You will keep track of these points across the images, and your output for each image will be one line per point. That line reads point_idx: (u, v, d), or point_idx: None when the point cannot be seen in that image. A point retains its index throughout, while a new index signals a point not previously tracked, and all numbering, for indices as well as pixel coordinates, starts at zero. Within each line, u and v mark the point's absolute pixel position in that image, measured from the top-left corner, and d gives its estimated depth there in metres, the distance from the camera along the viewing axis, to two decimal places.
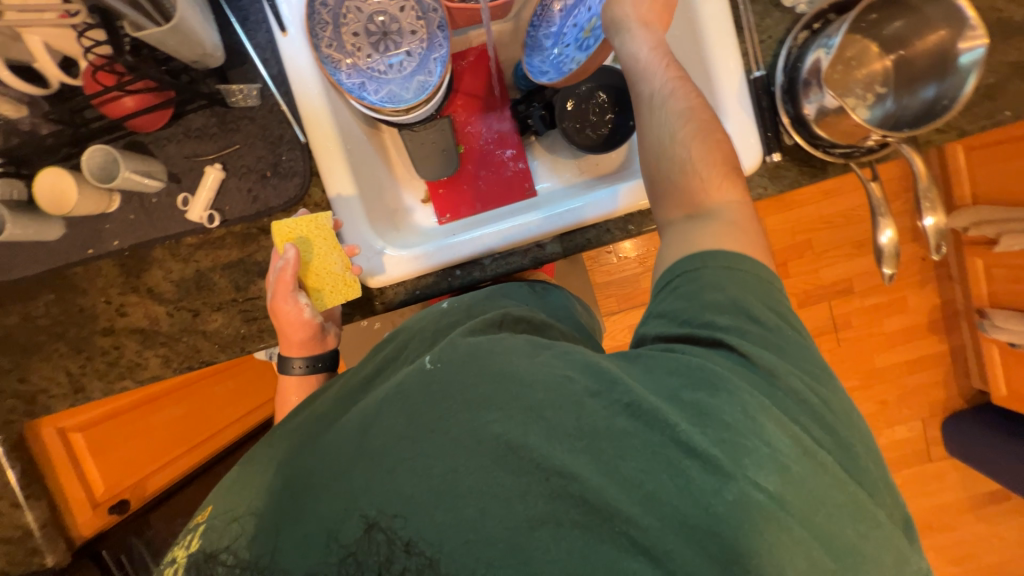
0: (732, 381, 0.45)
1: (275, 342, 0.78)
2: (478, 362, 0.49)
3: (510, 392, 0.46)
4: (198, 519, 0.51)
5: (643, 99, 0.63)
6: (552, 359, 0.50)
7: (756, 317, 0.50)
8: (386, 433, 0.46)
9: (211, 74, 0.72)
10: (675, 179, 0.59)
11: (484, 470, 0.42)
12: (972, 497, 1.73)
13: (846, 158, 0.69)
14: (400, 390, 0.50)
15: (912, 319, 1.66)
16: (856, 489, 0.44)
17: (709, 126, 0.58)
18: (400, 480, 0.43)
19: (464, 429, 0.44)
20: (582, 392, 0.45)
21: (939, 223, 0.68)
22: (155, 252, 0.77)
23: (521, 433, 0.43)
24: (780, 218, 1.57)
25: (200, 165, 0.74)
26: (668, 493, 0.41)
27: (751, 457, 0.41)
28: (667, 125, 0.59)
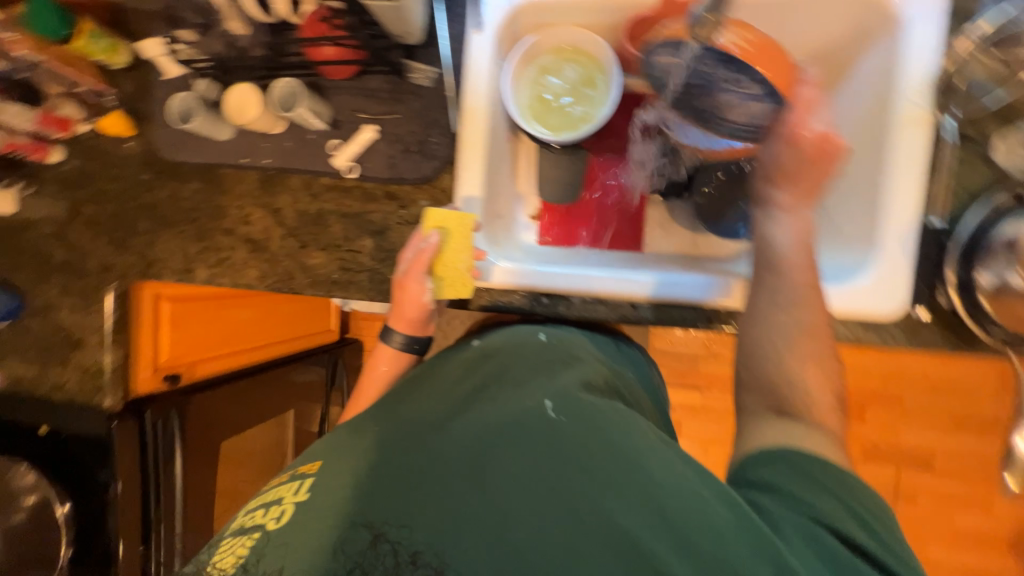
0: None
1: (357, 297, 0.83)
2: (602, 432, 0.49)
3: (640, 487, 0.45)
4: (304, 469, 0.54)
5: (772, 292, 0.59)
6: (680, 464, 0.48)
7: (883, 525, 0.45)
8: (498, 470, 0.47)
9: (400, 47, 0.78)
10: (780, 384, 0.55)
11: (602, 561, 0.42)
12: None
13: (1004, 344, 0.61)
14: (518, 425, 0.51)
15: (992, 527, 1.44)
16: None
17: (824, 354, 0.56)
18: (512, 529, 0.44)
19: (588, 507, 0.44)
20: (720, 521, 0.43)
21: None
22: (292, 180, 0.84)
23: (649, 539, 0.42)
24: (875, 359, 1.43)
25: (359, 120, 0.80)
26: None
27: None
28: (787, 334, 0.56)
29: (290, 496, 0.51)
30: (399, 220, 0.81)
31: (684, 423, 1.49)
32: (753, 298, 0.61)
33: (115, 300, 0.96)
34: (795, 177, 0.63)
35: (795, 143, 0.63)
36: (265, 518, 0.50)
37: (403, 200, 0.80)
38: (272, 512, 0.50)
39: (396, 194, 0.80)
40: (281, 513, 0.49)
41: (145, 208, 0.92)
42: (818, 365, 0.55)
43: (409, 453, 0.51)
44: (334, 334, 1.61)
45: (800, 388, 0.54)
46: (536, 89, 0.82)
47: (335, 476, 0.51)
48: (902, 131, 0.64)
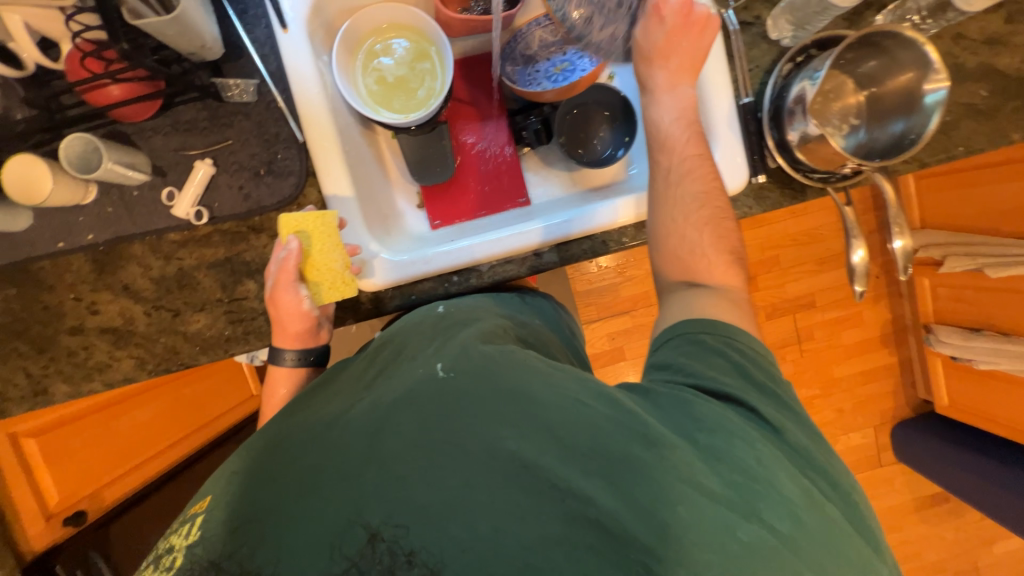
0: (741, 430, 0.49)
1: (261, 346, 0.76)
2: (493, 376, 0.52)
3: (525, 410, 0.49)
4: (196, 508, 0.52)
5: (661, 169, 0.69)
6: (568, 382, 0.52)
7: (755, 375, 0.55)
8: (396, 436, 0.48)
9: (205, 67, 0.69)
10: (685, 256, 0.66)
11: (497, 486, 0.45)
12: (916, 498, 1.89)
13: (824, 183, 0.74)
14: (411, 393, 0.52)
15: (867, 333, 1.79)
16: (857, 537, 0.46)
17: (715, 214, 0.66)
18: (412, 489, 0.45)
19: (481, 446, 0.47)
20: (599, 418, 0.48)
21: (907, 245, 0.72)
22: (133, 248, 0.73)
23: (535, 453, 0.46)
24: (751, 234, 1.67)
25: (188, 159, 0.71)
26: (687, 528, 0.42)
27: (765, 501, 0.44)
28: (681, 206, 0.66)
29: (179, 542, 0.49)
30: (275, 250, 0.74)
31: (623, 347, 1.62)
32: (652, 182, 0.70)
33: None
34: (669, 56, 0.69)
35: (648, 27, 0.69)
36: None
37: (272, 229, 0.74)
38: (164, 561, 0.48)
39: (262, 225, 0.74)
40: (174, 560, 0.47)
41: None
42: (710, 229, 0.66)
43: (296, 466, 0.50)
44: None
45: (694, 248, 0.65)
46: (372, 74, 0.81)
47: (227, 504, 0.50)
48: None
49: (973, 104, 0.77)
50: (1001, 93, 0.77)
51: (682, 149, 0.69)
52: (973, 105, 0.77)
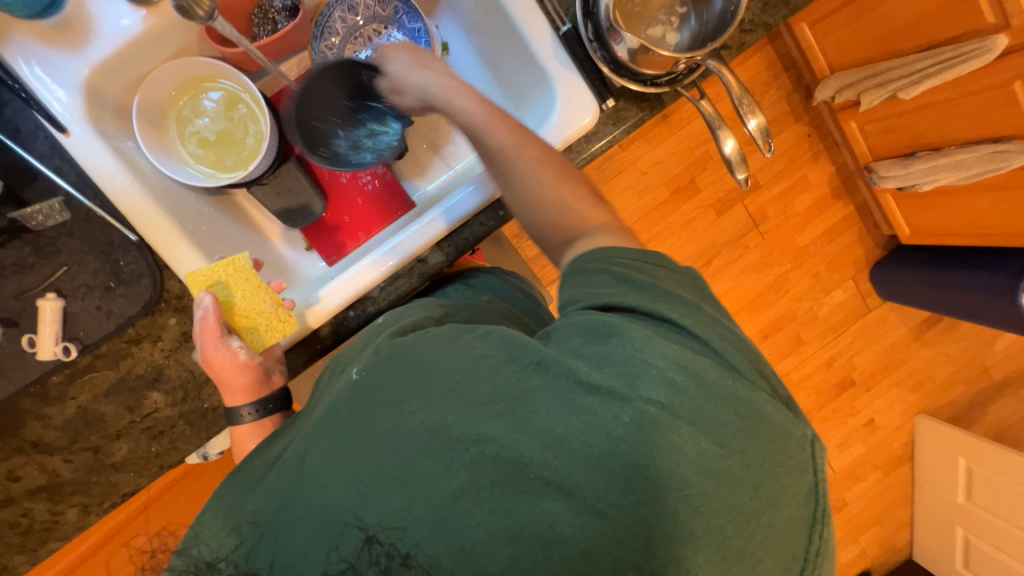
0: (618, 325, 0.48)
1: (193, 447, 0.74)
2: (400, 363, 0.51)
3: (429, 380, 0.49)
4: None
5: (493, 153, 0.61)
6: (472, 339, 0.51)
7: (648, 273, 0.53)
8: (319, 451, 0.50)
9: (3, 202, 0.64)
10: (557, 218, 0.60)
11: (409, 460, 0.46)
12: (914, 328, 1.93)
13: (672, 85, 0.70)
14: (333, 407, 0.51)
15: (818, 194, 1.78)
16: (755, 388, 0.46)
17: (567, 166, 0.62)
18: (332, 492, 0.47)
19: (392, 426, 0.48)
20: (496, 362, 0.49)
21: (762, 122, 0.70)
22: (25, 405, 0.70)
23: (440, 418, 0.47)
24: (673, 139, 1.64)
25: (33, 300, 0.67)
26: (576, 433, 0.45)
27: (645, 381, 0.45)
28: (532, 176, 0.60)
29: None
30: (164, 353, 0.71)
31: None
32: (495, 172, 0.62)
33: None
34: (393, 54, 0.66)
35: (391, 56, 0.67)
36: None
37: (152, 334, 0.71)
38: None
39: (139, 335, 0.70)
40: None
41: None
42: (567, 177, 0.61)
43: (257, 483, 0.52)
44: None
45: (564, 207, 0.61)
46: (193, 138, 0.77)
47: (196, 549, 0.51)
48: None
49: None
50: None
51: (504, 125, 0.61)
52: None
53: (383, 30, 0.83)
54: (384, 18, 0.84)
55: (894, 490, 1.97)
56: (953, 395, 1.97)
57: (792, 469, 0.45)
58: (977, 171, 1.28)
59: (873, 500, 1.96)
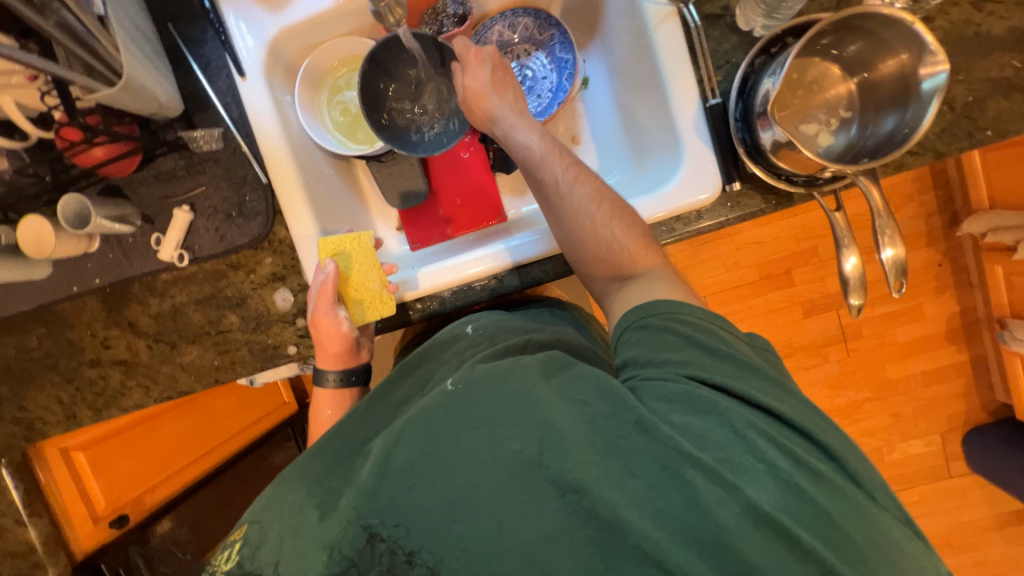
0: (718, 404, 0.49)
1: (246, 373, 0.81)
2: (497, 386, 0.52)
3: (523, 407, 0.49)
4: (233, 535, 0.55)
5: (549, 185, 0.68)
6: (568, 379, 0.52)
7: (744, 357, 0.54)
8: (404, 449, 0.50)
9: (177, 120, 0.75)
10: (605, 255, 0.66)
11: (501, 483, 0.46)
12: (998, 515, 1.65)
13: (808, 187, 0.66)
14: (424, 411, 0.52)
15: (928, 330, 1.59)
16: (865, 503, 0.47)
17: (619, 207, 0.66)
18: (418, 494, 0.48)
19: (484, 446, 0.48)
20: (597, 414, 0.49)
21: (898, 256, 0.63)
22: (134, 288, 0.81)
23: (538, 451, 0.47)
24: (782, 225, 1.53)
25: (170, 207, 0.77)
26: (682, 511, 0.44)
27: (750, 475, 0.45)
28: (585, 210, 0.66)
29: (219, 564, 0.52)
30: (253, 285, 0.79)
31: None
32: (545, 199, 0.69)
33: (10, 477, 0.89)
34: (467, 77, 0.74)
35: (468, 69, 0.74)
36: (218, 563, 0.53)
37: (249, 266, 0.78)
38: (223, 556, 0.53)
39: (239, 262, 0.78)
40: (231, 551, 0.53)
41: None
42: (619, 217, 0.66)
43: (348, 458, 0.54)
44: (290, 406, 1.53)
45: (613, 244, 0.65)
46: (338, 107, 0.84)
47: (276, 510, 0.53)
48: (658, 29, 0.68)
49: (1004, 78, 0.65)
50: None
51: (560, 163, 0.68)
52: (1005, 78, 0.65)
53: (532, 52, 0.86)
54: (536, 41, 0.87)
55: None
56: None
57: None
58: None
59: None
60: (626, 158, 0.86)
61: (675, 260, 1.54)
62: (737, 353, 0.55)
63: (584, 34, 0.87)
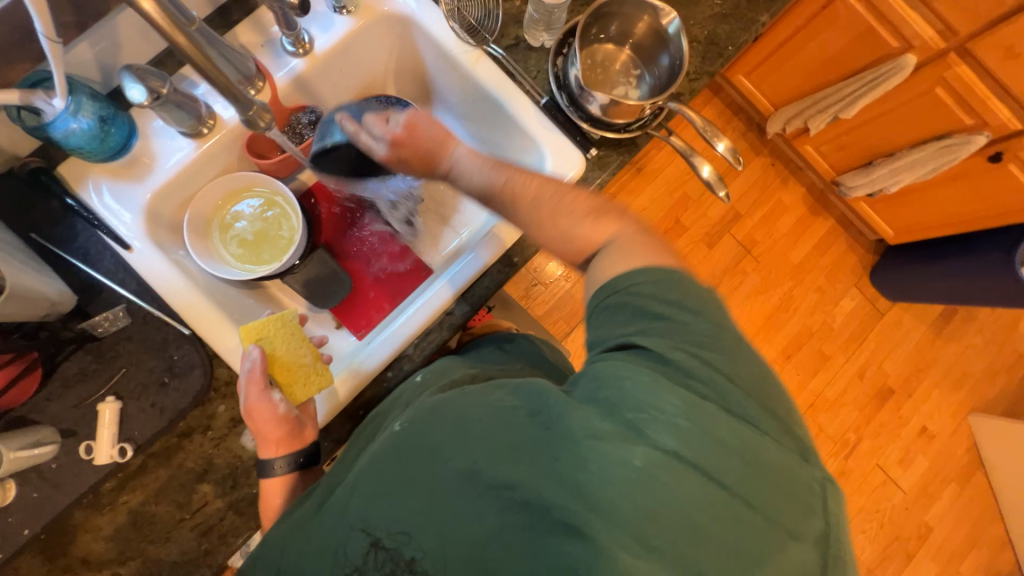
0: (625, 368, 0.49)
1: (243, 539, 0.73)
2: (439, 416, 0.54)
3: (463, 429, 0.52)
4: None
5: (517, 203, 0.61)
6: (499, 393, 0.54)
7: (662, 310, 0.51)
8: (359, 496, 0.53)
9: (70, 317, 0.71)
10: (572, 244, 0.60)
11: (444, 501, 0.49)
12: (933, 325, 1.92)
13: (642, 128, 0.82)
14: (376, 454, 0.55)
15: (795, 214, 1.90)
16: (764, 436, 0.47)
17: (588, 203, 0.61)
18: (375, 520, 0.52)
19: (427, 475, 0.51)
20: (520, 412, 0.51)
21: (728, 145, 0.78)
22: (76, 517, 0.70)
23: (475, 462, 0.49)
24: (651, 187, 1.79)
25: (92, 407, 0.70)
26: (590, 477, 0.46)
27: (652, 427, 0.46)
28: (538, 214, 0.60)
29: None
30: (214, 441, 0.73)
31: None
32: (511, 219, 0.62)
33: None
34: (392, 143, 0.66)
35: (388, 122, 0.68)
36: None
37: (201, 424, 0.73)
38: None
39: (189, 426, 0.73)
40: None
41: None
42: (577, 209, 0.60)
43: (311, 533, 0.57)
44: None
45: (575, 237, 0.60)
46: (233, 241, 0.85)
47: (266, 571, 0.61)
48: (477, 67, 0.83)
49: (718, 12, 0.89)
50: None
51: (498, 180, 0.62)
52: (718, 12, 0.89)
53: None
54: None
55: (973, 502, 1.84)
56: (997, 387, 1.91)
57: (786, 513, 0.45)
58: (934, 163, 1.39)
59: (958, 519, 1.83)
60: None
61: None
62: (688, 311, 0.52)
63: (424, 101, 1.01)
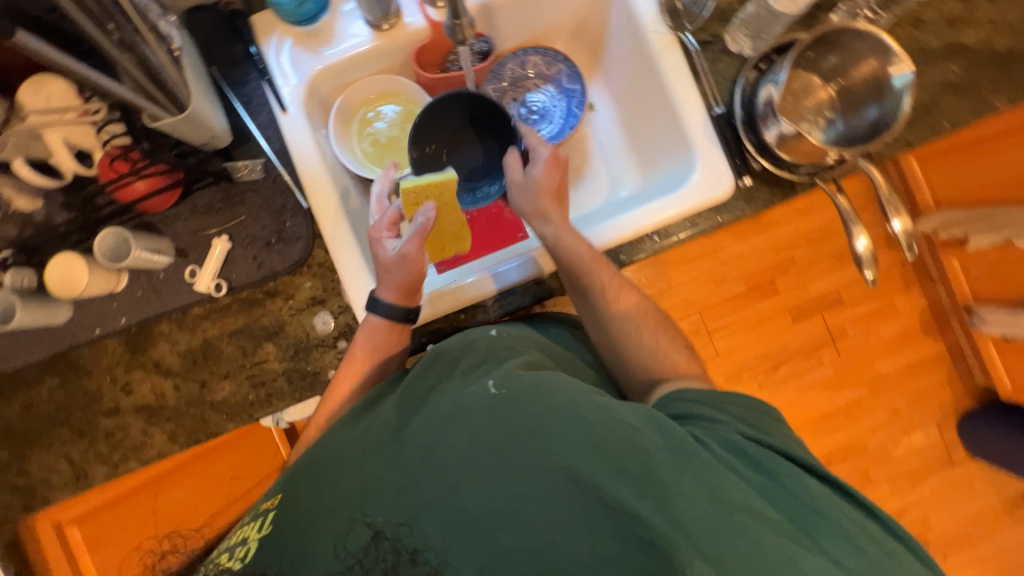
0: (779, 467, 0.55)
1: (284, 406, 0.78)
2: (545, 399, 0.52)
3: (578, 427, 0.50)
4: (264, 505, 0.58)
5: (596, 291, 0.73)
6: (612, 403, 0.54)
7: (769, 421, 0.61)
8: (449, 451, 0.50)
9: (217, 154, 0.76)
10: (649, 360, 0.73)
11: (548, 500, 0.47)
12: (1006, 500, 1.70)
13: (811, 176, 0.74)
14: (464, 409, 0.52)
15: (906, 323, 1.70)
16: (910, 559, 0.53)
17: (654, 315, 0.77)
18: (462, 496, 0.48)
19: (529, 459, 0.48)
20: (653, 446, 0.50)
21: (906, 226, 0.71)
22: (161, 326, 0.77)
23: (589, 471, 0.47)
24: (762, 237, 1.65)
25: (206, 239, 0.77)
26: (746, 557, 0.46)
27: (820, 530, 0.51)
28: (618, 319, 0.75)
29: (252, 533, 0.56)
30: (291, 311, 0.78)
31: None
32: (588, 304, 0.75)
33: None
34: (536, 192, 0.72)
35: (535, 178, 0.72)
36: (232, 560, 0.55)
37: (287, 292, 0.78)
38: (238, 553, 0.55)
39: (277, 289, 0.78)
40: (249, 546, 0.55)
41: None
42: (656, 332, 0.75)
43: (360, 463, 0.54)
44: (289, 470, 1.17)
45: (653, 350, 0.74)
46: (367, 138, 0.86)
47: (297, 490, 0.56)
48: (663, 53, 0.78)
49: (948, 80, 0.78)
50: (976, 67, 0.78)
51: (599, 272, 0.73)
52: (949, 81, 0.78)
53: (542, 86, 0.93)
54: (545, 76, 0.93)
55: None
56: None
57: None
58: None
59: None
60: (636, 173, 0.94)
61: (669, 278, 1.63)
62: (784, 434, 0.61)
63: (588, 68, 0.97)
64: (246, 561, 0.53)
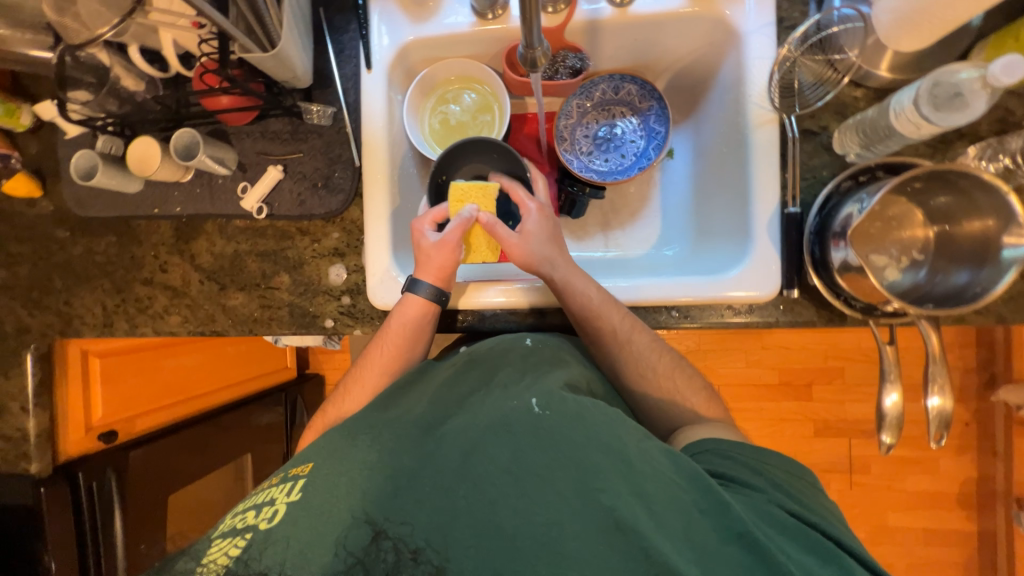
0: (837, 553, 0.49)
1: (280, 332, 0.84)
2: (586, 431, 0.54)
3: (620, 466, 0.51)
4: (295, 471, 0.58)
5: (607, 334, 0.71)
6: (652, 449, 0.54)
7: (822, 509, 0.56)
8: (490, 461, 0.53)
9: (297, 91, 0.81)
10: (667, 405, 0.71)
11: (588, 537, 0.47)
12: None
13: (865, 314, 0.67)
14: (507, 421, 0.56)
15: (941, 486, 1.51)
16: None
17: (674, 361, 0.73)
18: (501, 511, 0.50)
19: (570, 484, 0.50)
20: (692, 505, 0.50)
21: (944, 407, 0.62)
22: (206, 225, 0.85)
23: (632, 516, 0.47)
24: (813, 338, 1.52)
25: (265, 163, 0.82)
26: None
27: None
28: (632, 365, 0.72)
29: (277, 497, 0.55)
30: (314, 253, 0.83)
31: None
32: (602, 348, 0.73)
33: (32, 363, 0.89)
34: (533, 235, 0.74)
35: (531, 230, 0.75)
36: (255, 520, 0.53)
37: (315, 234, 0.83)
38: (263, 514, 0.53)
39: (308, 229, 0.83)
40: (274, 512, 0.53)
41: (59, 266, 0.89)
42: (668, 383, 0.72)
43: (402, 447, 0.57)
44: (289, 370, 1.52)
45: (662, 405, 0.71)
46: (438, 116, 0.87)
47: (326, 460, 0.57)
48: (757, 129, 0.72)
49: None
50: None
51: (614, 317, 0.71)
52: None
53: (628, 116, 0.89)
54: (635, 107, 0.89)
55: None
56: None
57: None
58: None
59: None
60: (688, 237, 0.89)
61: (697, 342, 1.55)
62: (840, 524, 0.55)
63: (681, 113, 0.92)
64: (273, 524, 0.52)
